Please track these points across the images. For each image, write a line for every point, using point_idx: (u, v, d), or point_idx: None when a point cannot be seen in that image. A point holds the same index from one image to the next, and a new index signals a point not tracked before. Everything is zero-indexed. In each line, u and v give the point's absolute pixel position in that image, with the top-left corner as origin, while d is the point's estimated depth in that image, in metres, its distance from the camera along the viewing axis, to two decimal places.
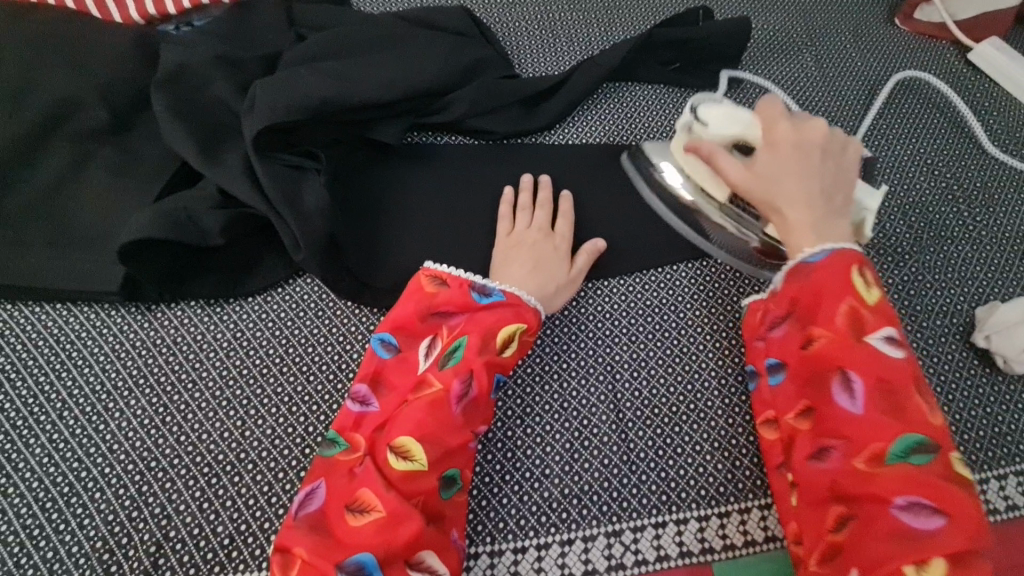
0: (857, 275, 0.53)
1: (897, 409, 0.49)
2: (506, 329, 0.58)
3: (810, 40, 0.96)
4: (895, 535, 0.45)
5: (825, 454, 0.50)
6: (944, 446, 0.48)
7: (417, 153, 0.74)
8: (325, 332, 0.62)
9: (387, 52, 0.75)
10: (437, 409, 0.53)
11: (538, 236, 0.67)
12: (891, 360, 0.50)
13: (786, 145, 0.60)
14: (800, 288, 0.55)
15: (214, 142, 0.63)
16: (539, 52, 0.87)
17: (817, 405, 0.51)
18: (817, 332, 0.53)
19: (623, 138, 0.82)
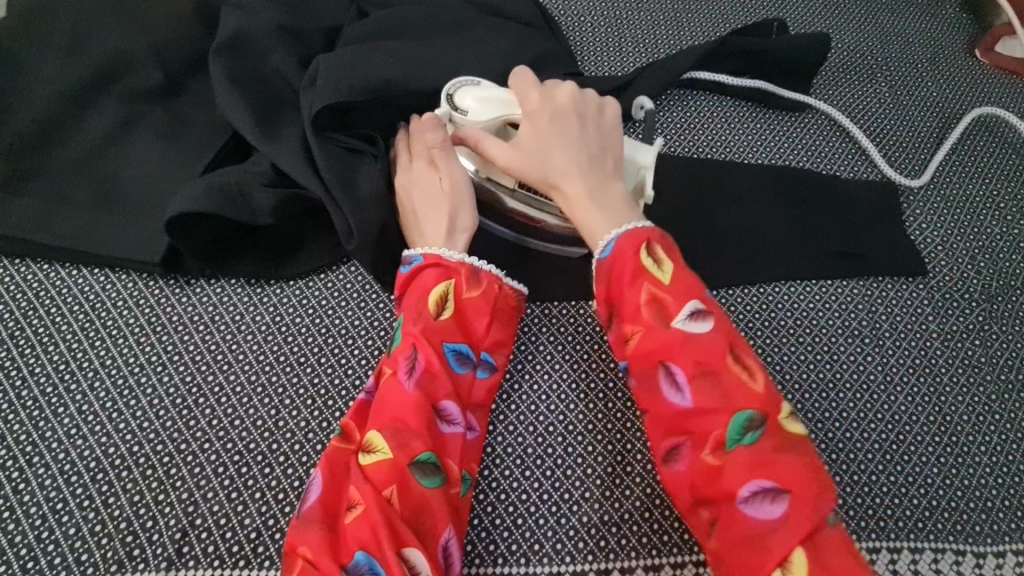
0: (644, 255, 0.53)
1: (718, 390, 0.49)
2: (433, 292, 0.55)
3: (885, 63, 0.92)
4: (750, 530, 0.45)
5: (676, 454, 0.50)
6: (769, 414, 0.48)
7: None
8: (367, 325, 0.60)
9: (451, 37, 0.71)
10: (393, 391, 0.51)
11: (411, 186, 0.60)
12: (697, 339, 0.50)
13: (543, 118, 0.60)
14: (607, 284, 0.55)
15: (271, 116, 0.60)
16: (605, 51, 0.84)
17: (651, 404, 0.51)
18: (631, 329, 0.53)
19: (685, 151, 0.79)
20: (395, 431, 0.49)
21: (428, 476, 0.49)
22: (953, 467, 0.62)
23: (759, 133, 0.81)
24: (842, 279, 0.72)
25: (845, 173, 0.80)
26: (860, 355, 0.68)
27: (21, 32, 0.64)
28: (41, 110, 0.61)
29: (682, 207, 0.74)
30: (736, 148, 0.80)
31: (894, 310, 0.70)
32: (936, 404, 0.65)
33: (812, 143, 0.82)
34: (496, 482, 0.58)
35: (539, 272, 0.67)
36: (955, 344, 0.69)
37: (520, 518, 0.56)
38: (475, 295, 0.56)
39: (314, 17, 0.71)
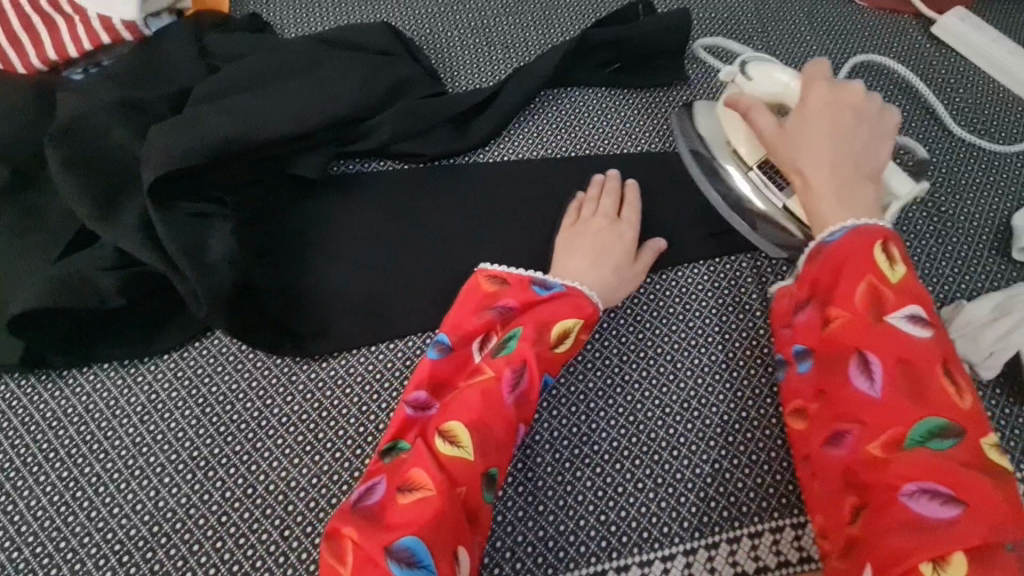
0: (879, 252, 0.51)
1: (920, 394, 0.46)
2: (557, 323, 0.59)
3: (762, 25, 0.90)
4: (907, 525, 0.42)
5: (841, 438, 0.48)
6: (971, 432, 0.45)
7: (339, 184, 0.70)
8: (245, 387, 0.60)
9: (300, 78, 0.70)
10: (493, 397, 0.54)
11: (609, 226, 0.68)
12: (914, 341, 0.47)
13: (817, 108, 0.59)
14: (819, 270, 0.53)
15: (118, 196, 0.60)
16: (472, 64, 0.83)
17: (834, 386, 0.50)
18: (834, 312, 0.51)
19: (565, 152, 0.78)
20: (484, 438, 0.53)
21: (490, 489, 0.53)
22: None
23: (634, 122, 0.81)
24: (727, 254, 0.71)
25: None
26: (751, 332, 0.67)
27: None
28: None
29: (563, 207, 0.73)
30: (616, 140, 0.79)
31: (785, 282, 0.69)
32: None
33: None
34: None
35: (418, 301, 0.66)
36: None
37: None
38: (586, 336, 0.61)
39: (161, 84, 0.71)
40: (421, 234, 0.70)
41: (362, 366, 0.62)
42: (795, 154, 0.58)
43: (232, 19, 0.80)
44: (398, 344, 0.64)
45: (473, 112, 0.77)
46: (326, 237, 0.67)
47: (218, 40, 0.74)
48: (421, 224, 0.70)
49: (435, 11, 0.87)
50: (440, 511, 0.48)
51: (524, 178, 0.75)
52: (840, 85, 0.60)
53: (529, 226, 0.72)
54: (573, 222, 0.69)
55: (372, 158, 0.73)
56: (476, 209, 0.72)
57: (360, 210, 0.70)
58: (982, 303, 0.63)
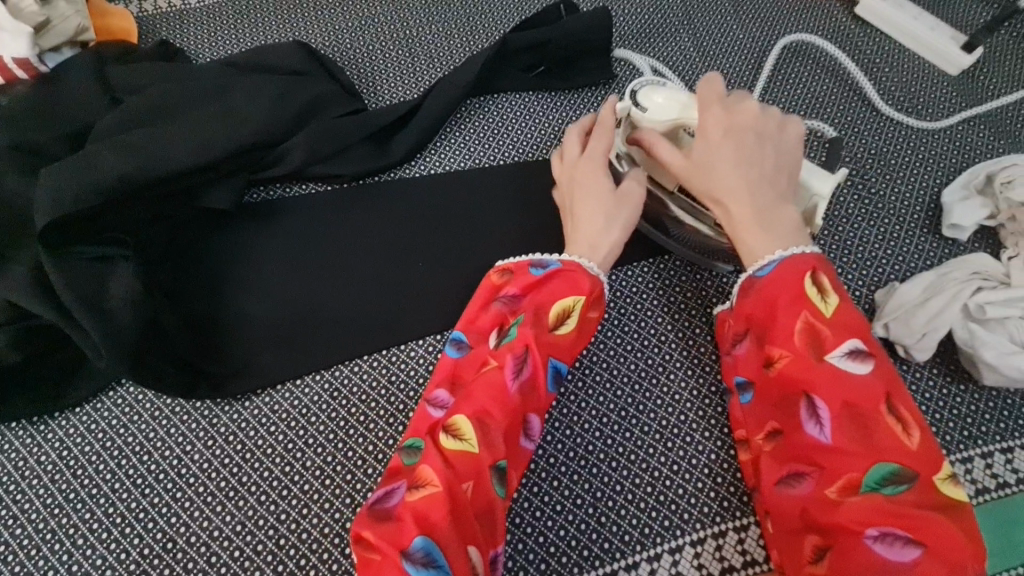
0: (810, 284, 0.50)
1: (866, 435, 0.45)
2: (555, 305, 0.57)
3: (688, 16, 0.89)
4: (871, 571, 0.41)
5: (798, 481, 0.48)
6: (922, 472, 0.43)
7: (255, 213, 0.68)
8: (161, 436, 0.59)
9: (206, 106, 0.68)
10: (499, 388, 0.52)
11: (580, 175, 0.62)
12: (856, 379, 0.46)
13: (717, 132, 0.55)
14: (754, 305, 0.53)
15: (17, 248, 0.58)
16: (394, 76, 0.81)
17: (787, 430, 0.49)
18: (776, 351, 0.50)
19: (493, 160, 0.76)
20: (485, 433, 0.50)
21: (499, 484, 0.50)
22: None
23: (563, 124, 0.80)
24: (660, 254, 0.69)
25: None
26: (685, 331, 0.66)
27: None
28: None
29: (491, 217, 0.71)
30: (545, 145, 0.78)
31: (720, 277, 0.68)
32: None
33: None
34: (319, 568, 0.55)
35: (344, 329, 0.64)
36: None
37: None
38: (592, 316, 0.59)
39: (62, 122, 0.68)
40: (343, 256, 0.67)
41: (287, 402, 0.61)
42: (706, 185, 0.55)
43: (140, 49, 0.77)
44: (323, 375, 0.63)
45: (394, 127, 0.75)
46: (242, 270, 0.65)
47: (119, 70, 0.71)
48: (342, 247, 0.68)
49: (353, 24, 0.85)
50: (449, 509, 0.46)
51: (449, 190, 0.73)
52: (735, 101, 0.57)
53: (456, 239, 0.70)
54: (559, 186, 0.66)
55: (292, 182, 0.71)
56: (399, 226, 0.70)
57: (278, 236, 0.67)
58: (913, 284, 0.63)
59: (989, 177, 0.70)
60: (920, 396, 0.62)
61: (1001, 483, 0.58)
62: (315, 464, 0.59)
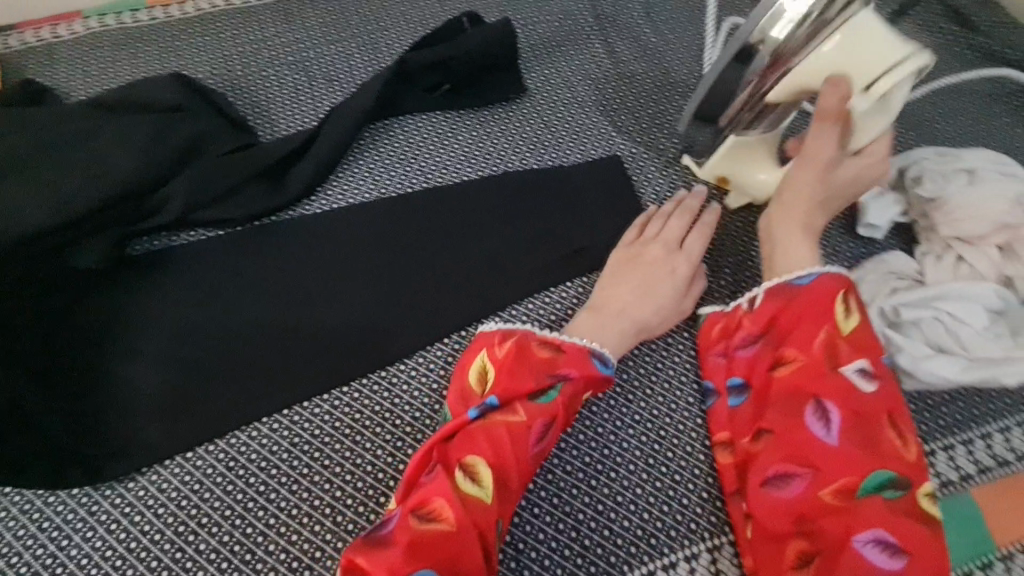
0: (839, 303, 0.54)
1: (870, 444, 0.49)
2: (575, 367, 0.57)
3: (599, 23, 0.86)
4: (858, 572, 0.45)
5: (789, 483, 0.50)
6: (916, 482, 0.48)
7: (134, 270, 0.62)
8: (29, 532, 0.54)
9: (70, 156, 0.62)
10: (519, 438, 0.52)
11: (666, 258, 0.65)
12: (866, 393, 0.51)
13: (828, 156, 0.60)
14: (781, 309, 0.56)
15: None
16: (289, 106, 0.76)
17: (789, 429, 0.51)
18: (790, 356, 0.54)
19: (399, 189, 0.72)
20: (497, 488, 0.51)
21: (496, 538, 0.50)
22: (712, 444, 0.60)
23: (474, 145, 0.76)
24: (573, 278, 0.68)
25: (573, 159, 0.75)
26: (639, 352, 0.65)
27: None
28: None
29: (397, 252, 0.67)
30: (454, 169, 0.74)
31: None
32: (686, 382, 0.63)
33: (534, 137, 0.77)
34: None
35: (241, 392, 0.59)
36: (698, 311, 0.66)
37: None
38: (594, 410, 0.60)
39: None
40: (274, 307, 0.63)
41: (176, 479, 0.56)
42: (818, 167, 0.60)
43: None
44: (218, 444, 0.58)
45: (289, 161, 0.70)
46: (122, 335, 0.60)
47: None
48: (234, 299, 0.63)
49: (244, 51, 0.79)
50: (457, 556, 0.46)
51: (352, 226, 0.68)
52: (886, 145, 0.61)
53: (361, 279, 0.65)
54: (632, 242, 0.67)
55: (177, 231, 0.66)
56: (296, 270, 0.65)
57: (162, 293, 0.62)
58: None
59: (902, 172, 0.70)
60: None
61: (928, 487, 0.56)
62: (209, 546, 0.54)
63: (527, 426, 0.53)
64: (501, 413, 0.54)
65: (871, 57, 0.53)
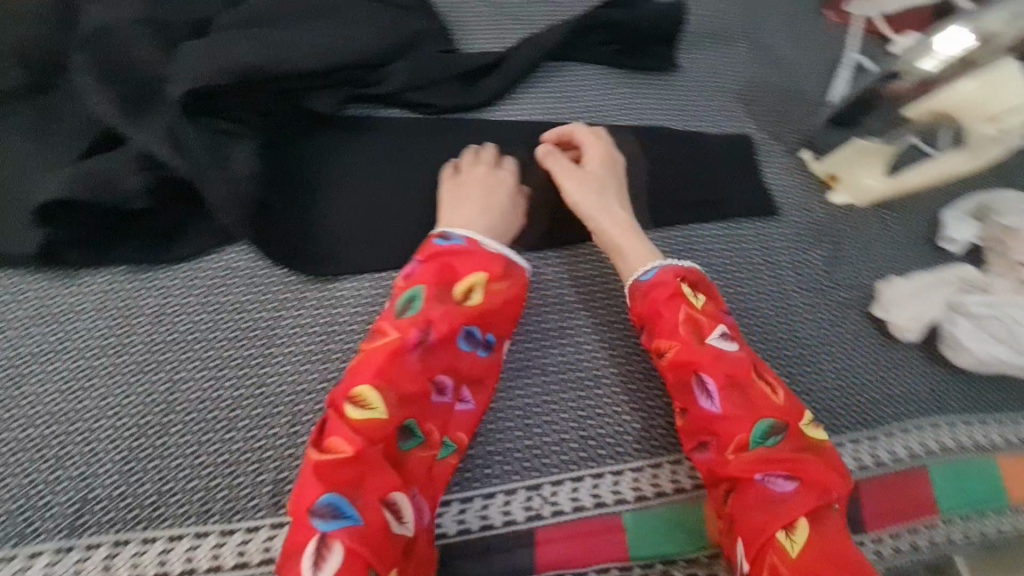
0: (684, 291, 0.63)
1: (743, 402, 0.58)
2: (472, 277, 0.62)
3: (742, 27, 0.99)
4: (764, 503, 0.54)
5: (705, 447, 0.60)
6: (790, 426, 0.57)
7: (351, 124, 0.74)
8: (254, 301, 0.65)
9: (322, 20, 0.74)
10: (445, 348, 0.59)
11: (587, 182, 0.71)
12: (727, 356, 0.60)
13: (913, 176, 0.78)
14: (643, 306, 0.64)
15: (138, 108, 0.63)
16: (482, 31, 0.88)
17: (687, 405, 0.61)
18: (666, 344, 0.61)
19: (565, 120, 0.85)
20: (401, 406, 0.56)
21: (408, 442, 0.57)
22: (800, 376, 0.70)
23: (629, 99, 0.88)
24: (701, 220, 0.78)
25: (708, 128, 0.87)
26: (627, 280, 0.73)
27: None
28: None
29: None
30: (610, 115, 0.87)
31: (750, 248, 0.77)
32: (787, 322, 0.73)
33: (677, 104, 0.89)
34: None
35: (417, 239, 0.70)
36: (804, 267, 0.76)
37: None
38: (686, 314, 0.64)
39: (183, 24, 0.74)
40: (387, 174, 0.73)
41: (373, 290, 0.67)
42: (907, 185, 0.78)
43: None
44: None
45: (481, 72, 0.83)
46: (336, 170, 0.71)
47: None
48: (426, 167, 0.74)
49: None
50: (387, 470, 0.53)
51: (525, 137, 0.80)
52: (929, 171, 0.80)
53: (527, 177, 0.77)
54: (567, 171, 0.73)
55: (384, 104, 0.78)
56: (476, 157, 0.77)
57: (371, 147, 0.74)
58: (910, 280, 0.72)
59: (981, 205, 0.79)
60: (906, 371, 0.72)
61: (957, 446, 0.69)
62: None
63: (452, 341, 0.60)
64: (435, 329, 0.59)
65: (1003, 96, 0.64)
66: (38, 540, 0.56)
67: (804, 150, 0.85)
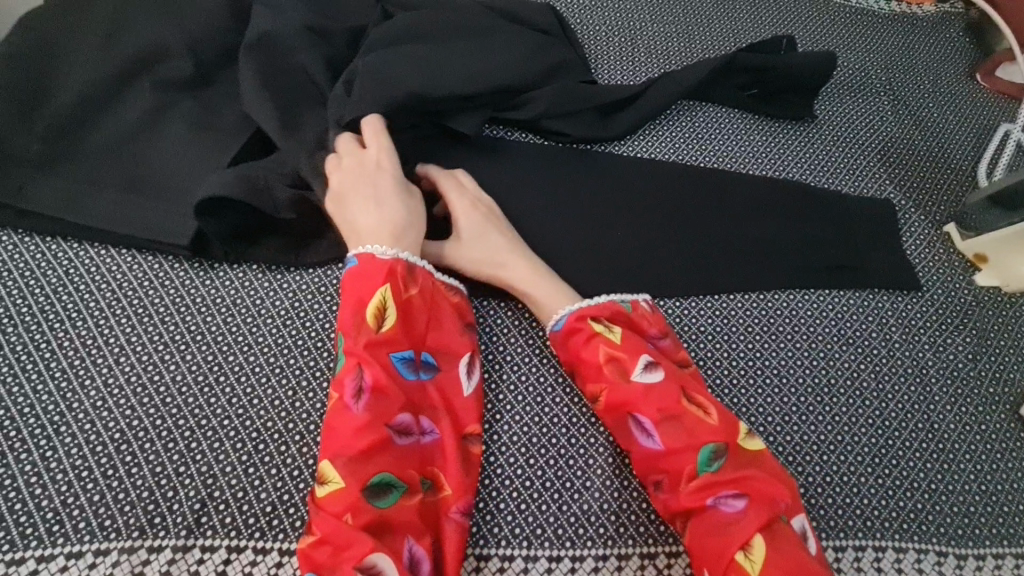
0: (595, 323, 0.57)
1: (683, 431, 0.52)
2: (377, 295, 0.53)
3: (890, 82, 0.92)
4: (724, 528, 0.49)
5: (658, 486, 0.53)
6: (729, 443, 0.52)
7: (485, 146, 0.74)
8: None
9: (471, 42, 0.74)
10: (380, 397, 0.51)
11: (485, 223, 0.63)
12: (655, 387, 0.54)
13: None
14: (568, 357, 0.59)
15: (296, 122, 0.65)
16: (619, 64, 0.86)
17: (628, 447, 0.55)
18: (595, 388, 0.56)
19: (696, 161, 0.80)
20: (360, 461, 0.48)
21: (383, 499, 0.49)
22: (940, 474, 0.64)
23: (765, 146, 0.83)
24: (837, 288, 0.73)
25: (847, 190, 0.81)
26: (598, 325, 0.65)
27: (45, 23, 0.66)
28: (64, 102, 0.63)
29: (689, 208, 0.75)
30: (745, 160, 0.82)
31: (887, 324, 0.71)
32: (925, 412, 0.67)
33: (816, 159, 0.83)
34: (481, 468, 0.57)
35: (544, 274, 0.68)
36: (946, 353, 0.71)
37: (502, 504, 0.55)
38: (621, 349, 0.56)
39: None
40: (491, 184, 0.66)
41: (493, 318, 0.64)
42: None
43: None
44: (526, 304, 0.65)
45: (617, 105, 0.80)
46: None
47: None
48: (555, 199, 0.73)
49: (588, 6, 0.91)
50: (348, 515, 0.47)
51: (656, 175, 0.77)
52: None
53: (656, 220, 0.74)
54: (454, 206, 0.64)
55: (518, 129, 0.77)
56: (606, 192, 0.74)
57: (503, 172, 0.73)
58: None
59: None
60: None
61: None
62: (512, 380, 0.61)
63: (386, 379, 0.51)
64: (362, 375, 0.51)
65: None
66: (159, 535, 0.50)
67: (951, 225, 0.79)
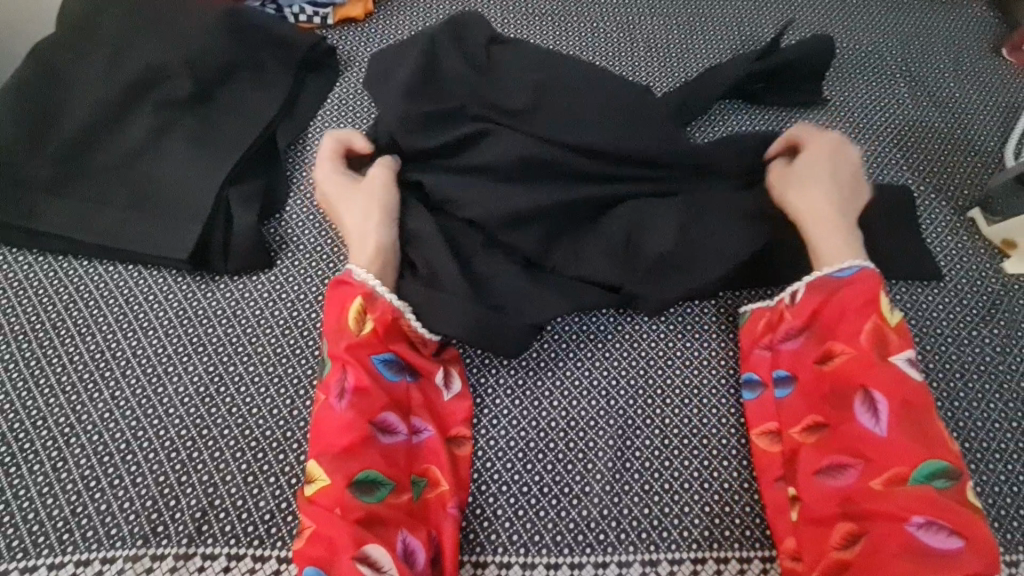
0: (884, 298, 0.54)
1: (920, 437, 0.49)
2: (352, 304, 0.55)
3: (905, 63, 0.88)
4: (909, 553, 0.46)
5: (840, 472, 0.51)
6: (963, 474, 0.48)
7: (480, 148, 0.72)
8: None
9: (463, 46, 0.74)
10: (363, 396, 0.52)
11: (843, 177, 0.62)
12: (909, 382, 0.51)
13: None
14: (825, 303, 0.56)
15: None
16: (616, 58, 0.84)
17: (837, 420, 0.52)
18: (839, 348, 0.54)
19: None
20: (344, 458, 0.50)
21: (372, 495, 0.50)
22: (967, 475, 0.60)
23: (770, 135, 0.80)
24: None
25: (861, 178, 0.77)
26: (696, 330, 0.63)
27: (55, 52, 0.69)
28: (74, 126, 0.66)
29: None
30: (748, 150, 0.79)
31: (904, 319, 0.68)
32: (948, 410, 0.63)
33: None
34: (478, 473, 0.56)
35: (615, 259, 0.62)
36: (971, 347, 0.66)
37: (497, 508, 0.54)
38: (848, 313, 0.54)
39: (336, 59, 0.77)
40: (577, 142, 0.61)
41: None
42: None
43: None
44: None
45: None
46: None
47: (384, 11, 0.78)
48: None
49: (585, 2, 0.89)
50: (339, 510, 0.48)
51: None
52: None
53: None
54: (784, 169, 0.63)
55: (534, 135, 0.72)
56: None
57: None
58: None
59: None
60: None
61: None
62: (507, 384, 0.60)
63: (369, 379, 0.53)
64: (345, 377, 0.52)
65: None
66: (162, 543, 0.51)
67: (975, 210, 0.75)
